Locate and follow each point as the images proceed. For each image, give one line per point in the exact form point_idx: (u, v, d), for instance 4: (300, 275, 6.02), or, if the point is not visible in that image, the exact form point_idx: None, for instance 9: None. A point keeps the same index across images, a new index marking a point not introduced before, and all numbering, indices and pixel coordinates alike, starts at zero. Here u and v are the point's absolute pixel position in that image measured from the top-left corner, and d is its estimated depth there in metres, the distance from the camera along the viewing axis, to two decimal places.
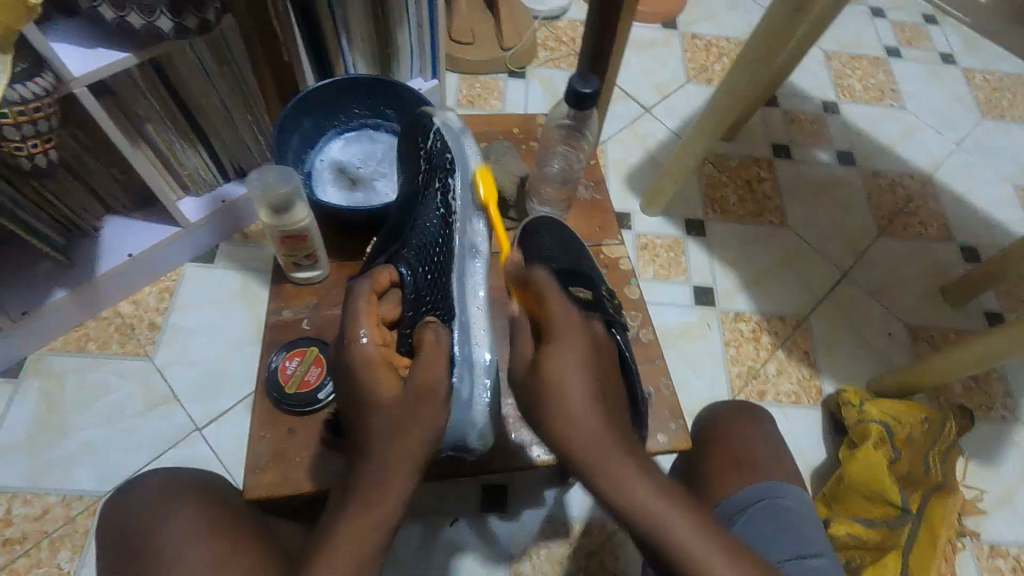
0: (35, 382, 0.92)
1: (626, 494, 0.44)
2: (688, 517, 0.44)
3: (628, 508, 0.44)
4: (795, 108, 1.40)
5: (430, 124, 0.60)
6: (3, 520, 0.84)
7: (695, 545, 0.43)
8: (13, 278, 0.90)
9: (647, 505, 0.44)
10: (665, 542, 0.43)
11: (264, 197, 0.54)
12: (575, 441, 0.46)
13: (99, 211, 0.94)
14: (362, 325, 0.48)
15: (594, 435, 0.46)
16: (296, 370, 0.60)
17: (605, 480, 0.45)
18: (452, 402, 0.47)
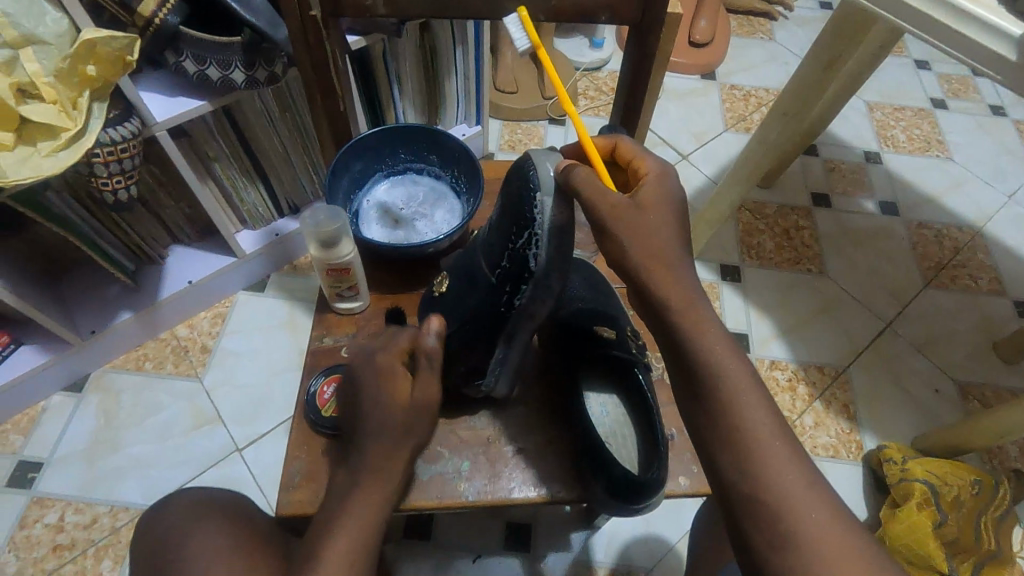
0: (96, 397, 0.99)
1: (743, 433, 0.42)
2: (777, 437, 0.42)
3: (723, 380, 0.43)
4: (835, 157, 1.40)
5: (530, 211, 0.48)
6: (55, 527, 0.89)
7: (786, 467, 0.41)
8: (86, 299, 0.98)
9: (736, 386, 0.43)
10: (753, 452, 0.41)
11: (315, 233, 0.59)
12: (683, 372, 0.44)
13: (166, 241, 1.02)
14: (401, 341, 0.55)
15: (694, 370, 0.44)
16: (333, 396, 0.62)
17: (704, 351, 0.43)
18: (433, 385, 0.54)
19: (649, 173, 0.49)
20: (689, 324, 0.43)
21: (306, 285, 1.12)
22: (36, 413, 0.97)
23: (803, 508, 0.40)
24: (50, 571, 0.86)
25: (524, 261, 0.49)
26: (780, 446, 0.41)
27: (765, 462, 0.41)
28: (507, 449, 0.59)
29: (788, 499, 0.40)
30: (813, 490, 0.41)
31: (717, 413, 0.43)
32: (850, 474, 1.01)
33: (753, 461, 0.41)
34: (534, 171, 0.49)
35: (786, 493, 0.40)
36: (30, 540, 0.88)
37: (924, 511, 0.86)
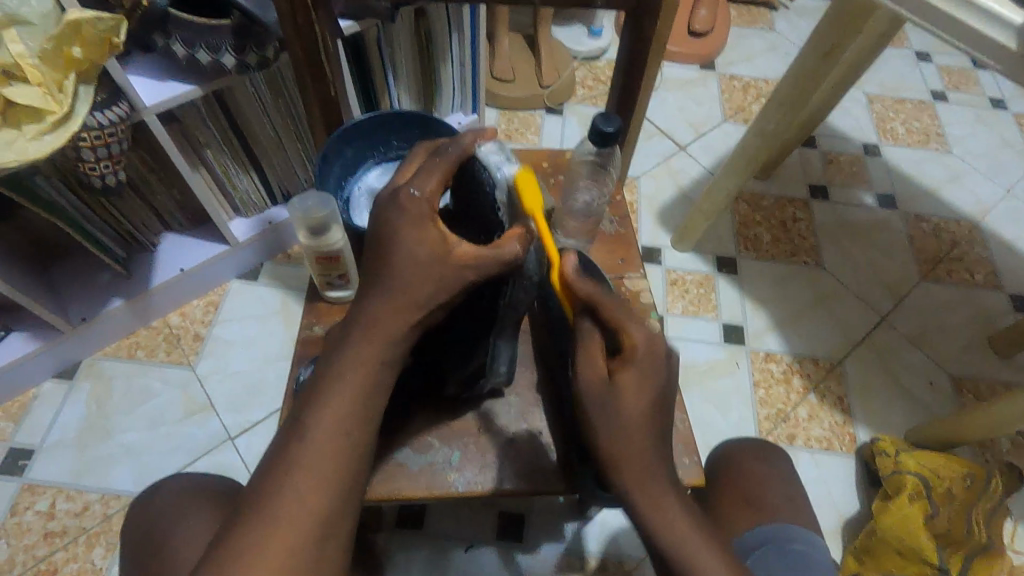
0: (87, 384, 0.99)
1: (667, 534, 0.45)
2: (708, 549, 0.45)
3: (650, 483, 0.46)
4: (834, 149, 1.39)
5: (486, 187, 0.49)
6: (46, 514, 0.88)
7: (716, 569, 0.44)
8: (76, 286, 0.97)
9: (637, 452, 0.46)
10: (676, 557, 0.45)
11: (303, 219, 0.57)
12: (624, 462, 0.46)
13: (157, 228, 1.01)
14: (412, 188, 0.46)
15: (636, 457, 0.46)
16: None
17: (616, 415, 0.46)
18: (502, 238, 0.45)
19: (637, 348, 0.46)
20: (627, 426, 0.46)
21: (299, 275, 1.11)
22: (27, 400, 0.96)
23: None
24: (41, 558, 0.85)
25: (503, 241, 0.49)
26: (675, 507, 0.46)
27: (692, 558, 0.45)
28: (501, 437, 0.59)
29: (686, 567, 0.45)
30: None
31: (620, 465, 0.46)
32: (843, 466, 1.01)
33: (683, 561, 0.45)
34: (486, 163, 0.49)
35: None
36: (21, 527, 0.87)
37: (915, 504, 0.86)
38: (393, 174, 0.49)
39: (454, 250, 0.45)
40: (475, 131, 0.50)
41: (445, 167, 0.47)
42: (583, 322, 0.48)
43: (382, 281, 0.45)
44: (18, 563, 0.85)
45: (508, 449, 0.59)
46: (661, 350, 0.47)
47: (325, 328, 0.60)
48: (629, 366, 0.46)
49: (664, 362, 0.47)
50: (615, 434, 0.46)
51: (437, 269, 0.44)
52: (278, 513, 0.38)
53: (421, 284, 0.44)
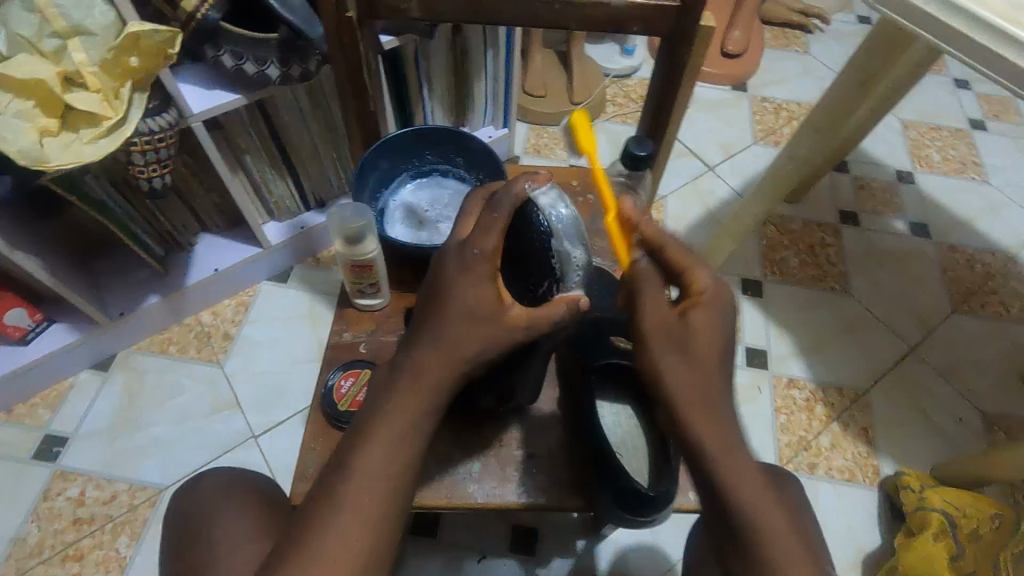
0: (121, 376, 1.02)
1: (731, 475, 0.45)
2: (770, 497, 0.45)
3: (715, 422, 0.46)
4: (866, 174, 1.38)
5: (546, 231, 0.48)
6: (76, 501, 0.91)
7: (780, 519, 0.44)
8: (116, 282, 1.01)
9: (704, 382, 0.47)
10: (738, 498, 0.44)
11: (340, 229, 0.57)
12: (688, 395, 0.46)
13: (195, 228, 1.05)
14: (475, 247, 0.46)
15: (701, 392, 0.46)
16: (350, 390, 0.57)
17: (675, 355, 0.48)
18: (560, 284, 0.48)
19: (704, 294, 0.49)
20: (696, 359, 0.47)
21: (326, 279, 1.13)
22: (64, 389, 1.00)
23: (783, 548, 0.43)
24: (69, 544, 0.88)
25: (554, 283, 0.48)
26: (739, 447, 0.46)
27: (758, 503, 0.44)
28: (519, 454, 0.60)
29: (751, 514, 0.44)
30: (791, 530, 0.44)
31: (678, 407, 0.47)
32: (864, 499, 0.99)
33: (746, 504, 0.44)
34: (541, 211, 0.49)
35: (770, 537, 0.43)
36: (52, 512, 0.90)
37: (939, 543, 0.84)
38: (456, 229, 0.49)
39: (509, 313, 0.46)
40: (526, 175, 0.49)
41: (501, 224, 0.46)
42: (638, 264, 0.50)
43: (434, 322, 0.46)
44: (48, 547, 0.88)
45: (531, 466, 0.59)
46: (727, 298, 0.50)
47: (354, 335, 0.61)
48: (698, 305, 0.49)
49: (729, 309, 0.50)
50: (682, 368, 0.47)
51: (487, 330, 0.45)
52: (318, 555, 0.40)
53: (468, 339, 0.45)
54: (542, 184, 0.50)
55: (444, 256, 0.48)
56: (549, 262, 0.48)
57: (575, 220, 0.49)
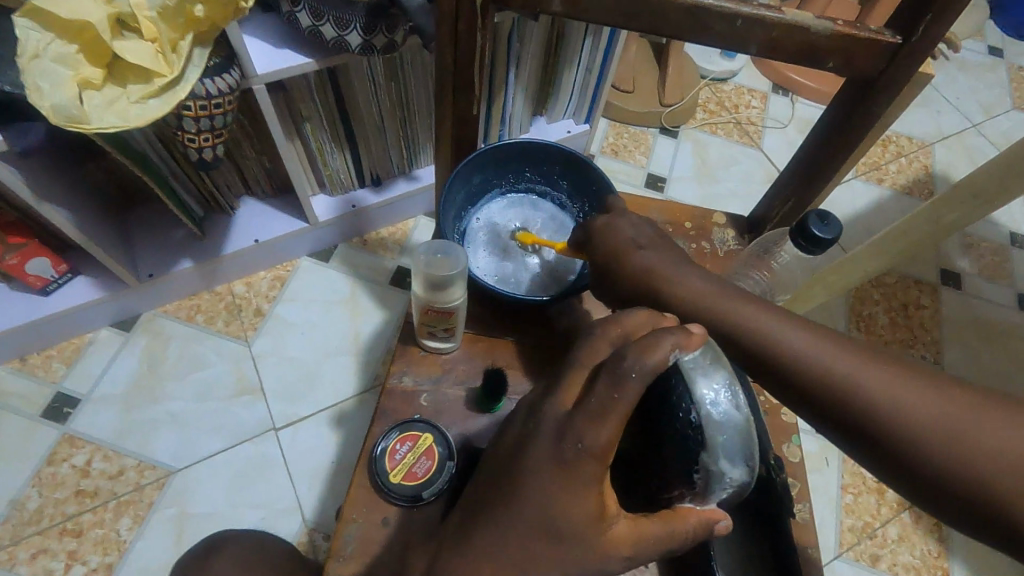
0: (142, 340, 0.95)
1: (882, 413, 0.38)
2: (927, 397, 0.37)
3: (829, 379, 0.40)
4: (977, 232, 1.23)
5: (687, 429, 0.35)
6: (81, 470, 0.85)
7: (948, 412, 0.37)
8: (148, 239, 0.92)
9: (793, 351, 0.41)
10: (902, 425, 0.37)
11: (423, 272, 0.47)
12: (792, 367, 0.41)
13: (239, 191, 0.96)
14: (591, 448, 0.34)
15: (806, 363, 0.41)
16: (404, 457, 0.49)
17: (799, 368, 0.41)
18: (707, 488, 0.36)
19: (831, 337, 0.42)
20: (762, 338, 0.42)
21: (372, 265, 1.04)
22: (82, 345, 0.93)
23: (979, 438, 0.35)
24: (69, 516, 0.82)
25: (684, 484, 0.37)
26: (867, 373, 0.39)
27: (920, 418, 0.37)
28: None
29: (923, 432, 0.37)
30: (976, 416, 0.36)
31: (872, 436, 0.38)
32: None
33: (908, 429, 0.37)
34: (701, 406, 0.35)
35: (957, 442, 0.36)
36: (54, 479, 0.84)
37: None
38: (563, 393, 0.36)
39: (609, 532, 0.36)
40: (677, 341, 0.34)
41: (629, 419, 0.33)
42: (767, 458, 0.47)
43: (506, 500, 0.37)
44: (46, 517, 0.82)
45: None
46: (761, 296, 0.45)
47: (416, 381, 0.54)
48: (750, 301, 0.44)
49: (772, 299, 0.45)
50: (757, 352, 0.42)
51: (574, 549, 0.36)
52: None
53: (540, 563, 0.36)
54: (695, 349, 0.35)
55: (535, 432, 0.36)
56: (691, 471, 0.36)
57: (745, 417, 0.35)
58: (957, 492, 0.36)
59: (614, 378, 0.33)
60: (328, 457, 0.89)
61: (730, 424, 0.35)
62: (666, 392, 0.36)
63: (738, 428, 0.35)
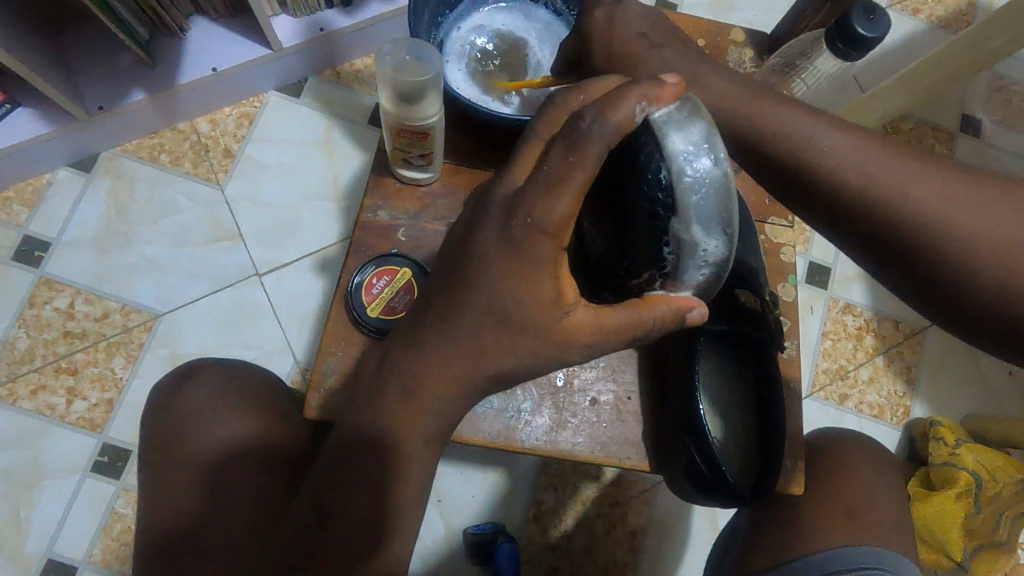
0: (106, 182, 0.89)
1: (913, 219, 0.42)
2: (959, 206, 0.42)
3: (872, 192, 0.43)
4: (1012, 74, 1.12)
5: (659, 196, 0.34)
6: (65, 313, 0.84)
7: (971, 217, 0.41)
8: (92, 65, 0.82)
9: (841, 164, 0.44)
10: (928, 229, 0.42)
11: (393, 79, 0.44)
12: (840, 180, 0.44)
13: (187, 9, 0.83)
14: (536, 215, 0.35)
15: (855, 175, 0.44)
16: (382, 291, 0.50)
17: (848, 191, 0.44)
18: (680, 260, 0.35)
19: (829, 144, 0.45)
20: (810, 153, 0.45)
21: (348, 102, 0.94)
22: (41, 186, 0.87)
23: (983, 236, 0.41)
24: (61, 356, 0.83)
25: (657, 265, 0.36)
26: (912, 185, 0.43)
27: (941, 223, 0.42)
28: (580, 397, 0.51)
29: (947, 235, 0.41)
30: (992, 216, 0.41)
31: (902, 243, 0.43)
32: (888, 437, 0.95)
33: (933, 233, 0.42)
34: (667, 162, 0.33)
35: (970, 240, 0.41)
36: (40, 321, 0.84)
37: (960, 501, 0.81)
38: (513, 172, 0.37)
39: (570, 319, 0.38)
40: (641, 92, 0.33)
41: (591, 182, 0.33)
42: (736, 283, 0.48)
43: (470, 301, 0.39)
44: (39, 356, 0.83)
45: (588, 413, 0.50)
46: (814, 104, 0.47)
47: (392, 217, 0.53)
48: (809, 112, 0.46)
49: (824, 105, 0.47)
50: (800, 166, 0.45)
51: (531, 340, 0.39)
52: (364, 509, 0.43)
53: (502, 353, 0.40)
54: (669, 103, 0.34)
55: (487, 214, 0.38)
56: (659, 246, 0.35)
57: (726, 178, 0.34)
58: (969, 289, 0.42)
59: (570, 144, 0.33)
60: (315, 301, 0.88)
61: (703, 182, 0.33)
62: (631, 161, 0.35)
63: (710, 191, 0.34)
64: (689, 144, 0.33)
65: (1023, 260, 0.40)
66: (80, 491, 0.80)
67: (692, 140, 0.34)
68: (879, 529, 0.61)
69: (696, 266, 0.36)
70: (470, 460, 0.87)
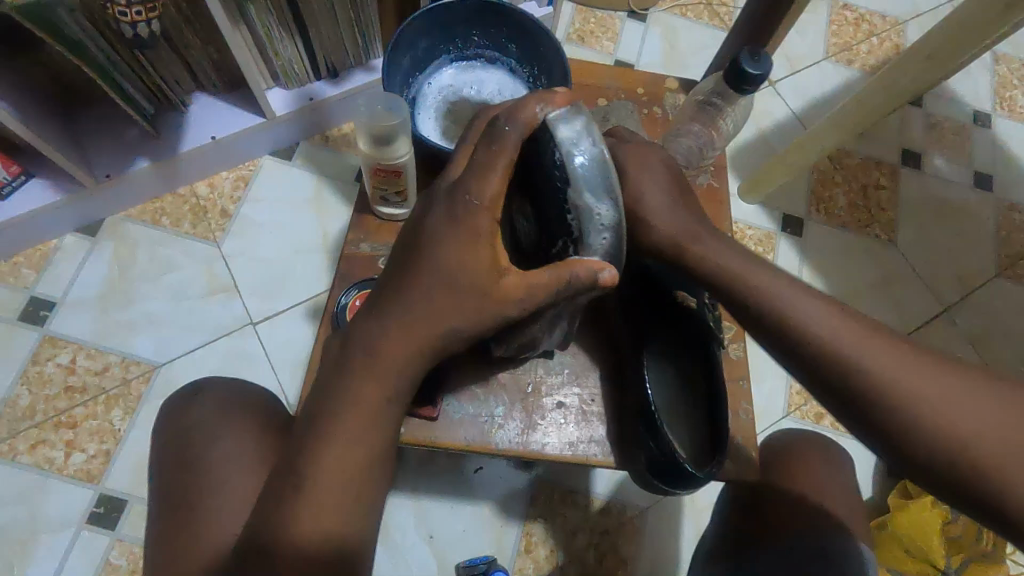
0: (110, 244, 0.95)
1: (874, 380, 0.44)
2: (917, 383, 0.43)
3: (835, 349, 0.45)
4: (941, 112, 1.23)
5: (554, 175, 0.41)
6: (67, 368, 0.88)
7: (925, 391, 0.43)
8: (102, 139, 0.90)
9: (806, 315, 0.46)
10: (887, 392, 0.43)
11: (368, 126, 0.53)
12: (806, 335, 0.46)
13: (190, 86, 0.92)
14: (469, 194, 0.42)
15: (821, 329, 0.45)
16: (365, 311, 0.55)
17: (813, 335, 0.46)
18: (581, 226, 0.42)
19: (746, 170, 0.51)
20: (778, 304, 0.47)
21: (336, 162, 1.03)
22: (48, 251, 0.93)
23: (933, 407, 0.42)
24: (61, 410, 0.86)
25: (565, 234, 0.43)
26: (873, 350, 0.44)
27: (896, 390, 0.43)
28: (547, 401, 0.55)
29: (903, 399, 0.43)
30: (946, 391, 0.43)
31: (862, 403, 0.44)
32: (866, 453, 0.99)
33: (890, 397, 0.43)
34: (558, 148, 0.41)
35: (924, 407, 0.42)
36: (42, 377, 0.87)
37: (936, 509, 0.83)
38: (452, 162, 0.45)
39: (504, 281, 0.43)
40: (538, 96, 0.41)
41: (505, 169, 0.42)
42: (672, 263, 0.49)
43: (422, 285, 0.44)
44: (40, 411, 0.86)
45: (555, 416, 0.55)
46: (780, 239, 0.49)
47: (373, 250, 0.58)
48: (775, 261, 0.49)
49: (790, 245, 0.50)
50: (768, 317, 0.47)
51: (475, 309, 0.44)
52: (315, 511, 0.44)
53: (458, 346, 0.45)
54: (560, 105, 0.42)
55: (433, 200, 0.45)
56: (563, 215, 0.42)
57: (605, 158, 0.41)
58: (919, 454, 0.43)
59: (489, 138, 0.42)
60: (307, 346, 0.93)
61: (588, 161, 0.41)
62: (534, 152, 0.43)
63: (597, 168, 0.41)
64: (577, 133, 0.41)
65: (965, 439, 0.41)
66: (75, 543, 0.81)
67: (579, 129, 0.41)
68: (852, 521, 0.63)
69: (596, 231, 0.42)
70: (461, 495, 0.88)
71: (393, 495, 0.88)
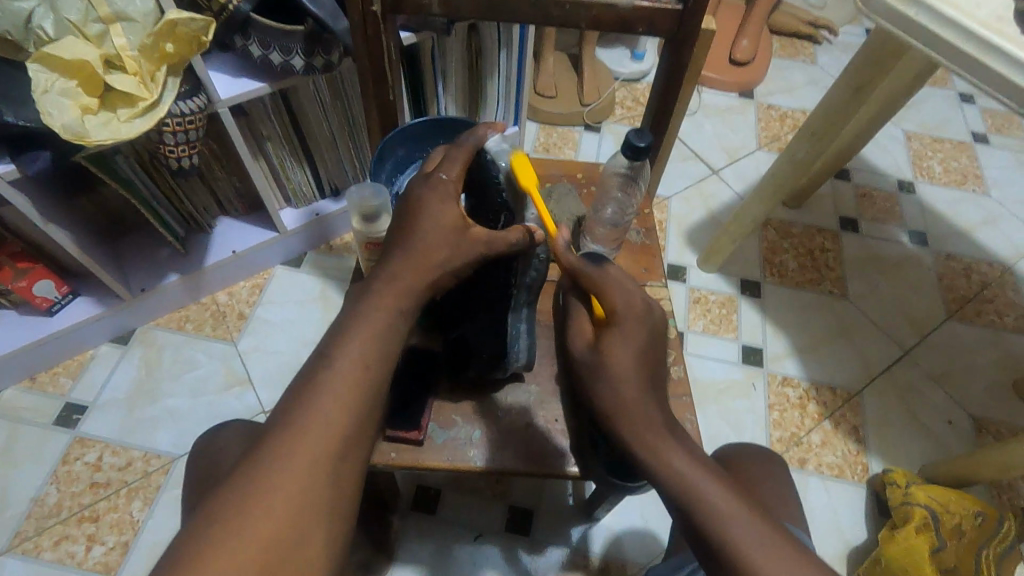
0: (139, 350, 1.07)
1: (672, 473, 0.47)
2: (714, 490, 0.46)
3: (641, 433, 0.49)
4: (868, 183, 1.41)
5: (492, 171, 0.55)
6: (94, 466, 0.96)
7: (714, 493, 0.46)
8: (140, 260, 1.05)
9: (629, 398, 0.50)
10: (683, 492, 0.46)
11: (358, 208, 0.66)
12: (621, 407, 0.50)
13: (216, 212, 1.10)
14: (444, 176, 0.52)
15: (632, 408, 0.50)
16: None
17: (631, 422, 0.49)
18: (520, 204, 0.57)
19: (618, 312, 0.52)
20: (610, 379, 0.50)
21: (338, 265, 1.18)
22: (84, 360, 1.05)
23: (719, 511, 0.45)
24: (85, 505, 0.93)
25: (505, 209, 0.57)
26: (680, 455, 0.48)
27: (687, 487, 0.46)
28: (516, 423, 0.64)
29: (694, 502, 0.46)
30: (733, 506, 0.45)
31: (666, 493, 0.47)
32: (854, 495, 1.02)
33: (683, 491, 0.46)
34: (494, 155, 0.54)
35: (712, 509, 0.45)
36: (70, 475, 0.95)
37: (921, 535, 0.86)
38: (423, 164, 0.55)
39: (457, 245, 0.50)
40: (487, 125, 0.55)
41: (466, 156, 0.53)
42: (573, 296, 0.56)
43: (409, 243, 0.50)
44: (66, 508, 0.92)
45: (524, 435, 0.64)
46: (641, 310, 0.52)
47: None
48: (616, 330, 0.51)
49: (647, 322, 0.52)
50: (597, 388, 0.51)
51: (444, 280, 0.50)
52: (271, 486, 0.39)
53: None
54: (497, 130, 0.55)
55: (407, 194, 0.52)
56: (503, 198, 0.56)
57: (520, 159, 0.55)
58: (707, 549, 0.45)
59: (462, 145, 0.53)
60: None
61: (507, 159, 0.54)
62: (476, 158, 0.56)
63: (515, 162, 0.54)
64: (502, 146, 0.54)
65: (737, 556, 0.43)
66: None
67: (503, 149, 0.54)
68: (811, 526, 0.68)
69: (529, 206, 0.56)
70: (462, 564, 0.91)
71: (398, 567, 0.91)
